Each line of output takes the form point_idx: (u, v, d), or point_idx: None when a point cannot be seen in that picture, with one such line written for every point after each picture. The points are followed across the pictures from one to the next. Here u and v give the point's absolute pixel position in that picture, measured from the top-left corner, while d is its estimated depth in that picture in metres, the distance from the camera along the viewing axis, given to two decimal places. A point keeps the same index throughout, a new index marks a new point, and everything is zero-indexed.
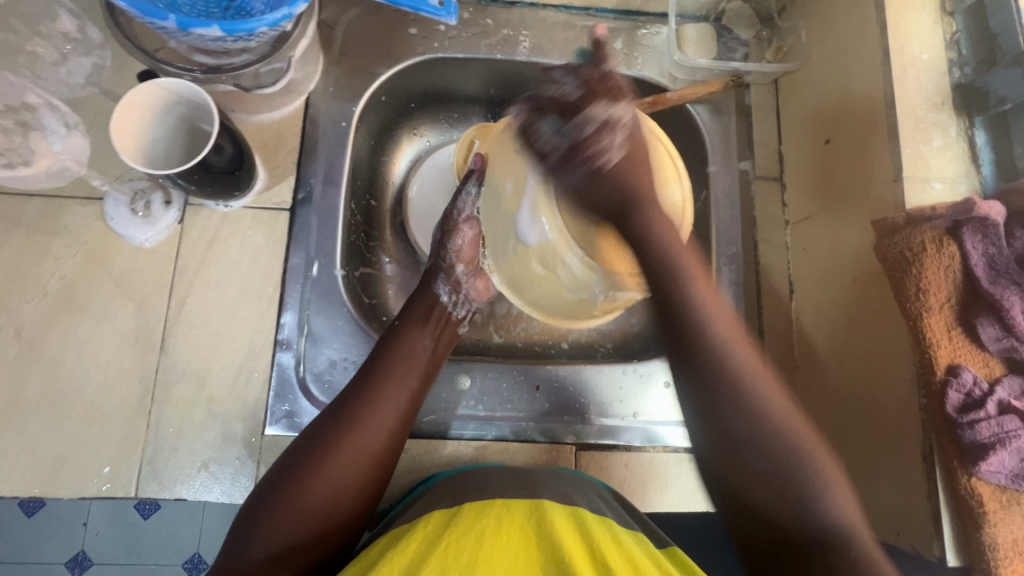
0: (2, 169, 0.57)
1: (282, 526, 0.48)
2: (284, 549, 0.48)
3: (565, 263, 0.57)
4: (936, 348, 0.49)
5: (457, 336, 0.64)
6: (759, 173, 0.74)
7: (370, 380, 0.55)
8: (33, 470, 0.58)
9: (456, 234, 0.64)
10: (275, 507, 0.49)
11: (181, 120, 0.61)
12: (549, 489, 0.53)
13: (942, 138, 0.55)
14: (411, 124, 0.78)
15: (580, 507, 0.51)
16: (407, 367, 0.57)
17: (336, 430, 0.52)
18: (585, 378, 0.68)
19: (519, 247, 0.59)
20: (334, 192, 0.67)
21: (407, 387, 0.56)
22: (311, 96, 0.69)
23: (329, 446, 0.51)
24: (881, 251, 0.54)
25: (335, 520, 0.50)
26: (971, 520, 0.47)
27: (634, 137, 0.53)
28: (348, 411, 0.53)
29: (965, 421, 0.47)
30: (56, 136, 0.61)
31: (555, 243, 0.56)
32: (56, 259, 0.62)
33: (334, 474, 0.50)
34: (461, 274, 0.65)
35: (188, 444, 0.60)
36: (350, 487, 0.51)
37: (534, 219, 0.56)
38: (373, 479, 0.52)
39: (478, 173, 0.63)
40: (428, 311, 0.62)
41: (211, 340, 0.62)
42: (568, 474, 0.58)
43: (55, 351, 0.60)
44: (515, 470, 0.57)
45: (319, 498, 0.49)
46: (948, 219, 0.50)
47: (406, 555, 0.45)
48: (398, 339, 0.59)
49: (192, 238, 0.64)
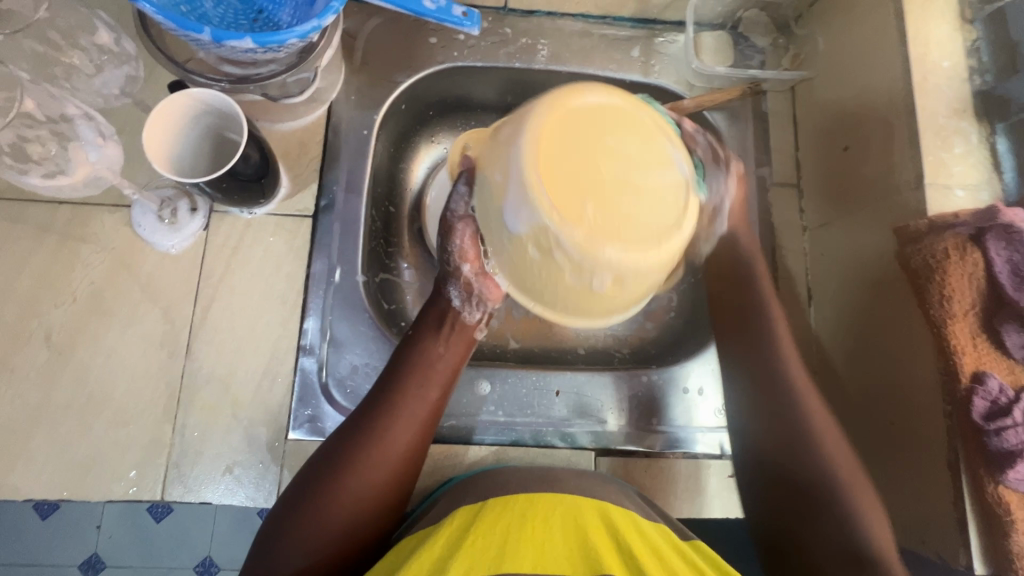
0: (41, 179, 0.61)
1: (303, 542, 0.49)
2: (308, 562, 0.49)
3: (563, 247, 0.45)
4: (961, 356, 0.49)
5: (473, 341, 0.61)
6: (777, 180, 0.74)
7: (385, 395, 0.55)
8: (62, 472, 0.59)
9: (454, 233, 0.56)
10: (299, 519, 0.50)
11: (209, 129, 0.62)
12: (575, 486, 0.54)
13: (964, 145, 0.55)
14: (430, 131, 0.79)
15: (607, 503, 0.51)
16: (422, 381, 0.56)
17: (354, 444, 0.52)
18: (604, 384, 0.68)
19: (511, 235, 0.48)
20: (355, 199, 0.68)
21: (424, 401, 0.55)
22: (333, 104, 0.70)
23: (347, 463, 0.51)
24: (904, 259, 0.55)
25: (358, 531, 0.51)
26: (998, 527, 0.47)
27: (610, 106, 0.49)
28: (365, 428, 0.53)
29: (992, 428, 0.47)
30: (91, 145, 0.63)
31: (545, 226, 0.45)
32: (85, 265, 0.63)
33: (353, 487, 0.51)
34: (469, 275, 0.57)
35: (212, 448, 0.61)
36: (370, 499, 0.51)
37: (517, 202, 0.46)
38: (392, 495, 0.53)
39: (468, 172, 0.55)
40: (439, 317, 0.59)
41: (236, 345, 0.63)
42: (591, 474, 0.58)
43: (84, 356, 0.61)
44: (539, 469, 0.57)
45: (338, 515, 0.50)
46: (971, 226, 0.50)
47: (434, 552, 0.45)
48: (411, 348, 0.57)
49: (217, 244, 0.65)
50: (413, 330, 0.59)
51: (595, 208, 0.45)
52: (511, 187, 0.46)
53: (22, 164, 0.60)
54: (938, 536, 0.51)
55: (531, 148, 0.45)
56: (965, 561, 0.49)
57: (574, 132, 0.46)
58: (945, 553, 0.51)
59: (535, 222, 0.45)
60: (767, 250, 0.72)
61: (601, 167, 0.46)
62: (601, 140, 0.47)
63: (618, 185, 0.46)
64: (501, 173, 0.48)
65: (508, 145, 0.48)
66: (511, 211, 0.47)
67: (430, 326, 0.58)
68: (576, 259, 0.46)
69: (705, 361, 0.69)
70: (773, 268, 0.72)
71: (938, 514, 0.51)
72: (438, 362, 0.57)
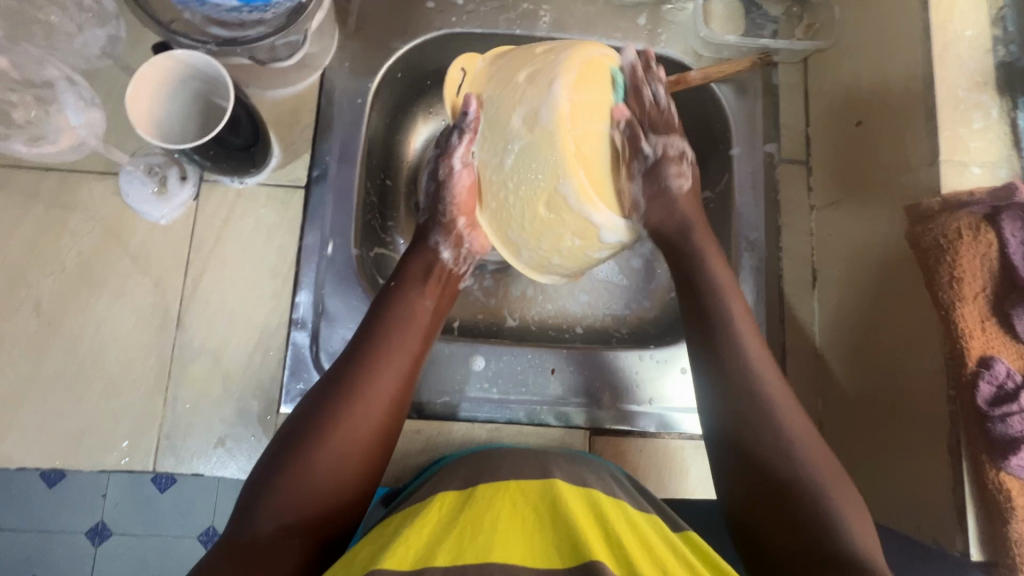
0: (26, 145, 0.58)
1: (294, 495, 0.46)
2: (300, 515, 0.46)
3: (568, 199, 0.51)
4: (968, 339, 0.48)
5: (455, 292, 0.63)
6: (785, 156, 0.72)
7: (370, 344, 0.54)
8: (54, 441, 0.58)
9: (451, 183, 0.60)
10: (285, 473, 0.47)
11: (197, 95, 0.59)
12: (563, 471, 0.53)
13: (983, 120, 0.52)
14: (427, 102, 0.76)
15: (594, 489, 0.50)
16: (410, 329, 0.56)
17: (344, 390, 0.51)
18: (601, 363, 0.67)
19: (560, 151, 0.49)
20: (349, 170, 0.66)
21: (408, 350, 0.55)
22: (326, 72, 0.68)
23: (335, 418, 0.49)
24: (913, 239, 0.52)
25: (349, 486, 0.49)
26: (998, 513, 0.45)
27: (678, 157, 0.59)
28: (352, 376, 0.52)
29: (996, 414, 0.45)
30: (74, 111, 0.61)
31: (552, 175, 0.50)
32: (74, 234, 0.62)
33: (345, 436, 0.49)
34: (461, 228, 0.61)
35: (204, 420, 0.60)
36: (360, 452, 0.49)
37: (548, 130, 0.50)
38: (381, 446, 0.51)
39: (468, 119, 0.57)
40: (426, 270, 0.60)
41: (226, 317, 0.62)
42: (580, 456, 0.58)
43: (72, 326, 0.61)
44: (530, 451, 0.57)
45: (325, 470, 0.48)
46: (987, 205, 0.48)
47: (424, 533, 0.44)
48: (400, 299, 0.57)
49: (208, 215, 0.64)
50: (396, 280, 0.59)
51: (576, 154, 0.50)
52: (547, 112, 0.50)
53: (3, 130, 0.58)
54: (934, 521, 0.50)
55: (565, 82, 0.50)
56: (962, 547, 0.47)
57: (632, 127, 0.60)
58: (940, 537, 0.50)
59: (558, 149, 0.49)
60: (771, 229, 0.70)
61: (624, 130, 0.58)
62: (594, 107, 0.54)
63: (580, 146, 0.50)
64: (505, 159, 0.53)
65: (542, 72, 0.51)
66: (512, 155, 0.52)
67: (416, 276, 0.60)
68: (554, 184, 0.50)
69: None
70: (777, 248, 0.70)
71: (937, 499, 0.50)
72: (418, 311, 0.57)
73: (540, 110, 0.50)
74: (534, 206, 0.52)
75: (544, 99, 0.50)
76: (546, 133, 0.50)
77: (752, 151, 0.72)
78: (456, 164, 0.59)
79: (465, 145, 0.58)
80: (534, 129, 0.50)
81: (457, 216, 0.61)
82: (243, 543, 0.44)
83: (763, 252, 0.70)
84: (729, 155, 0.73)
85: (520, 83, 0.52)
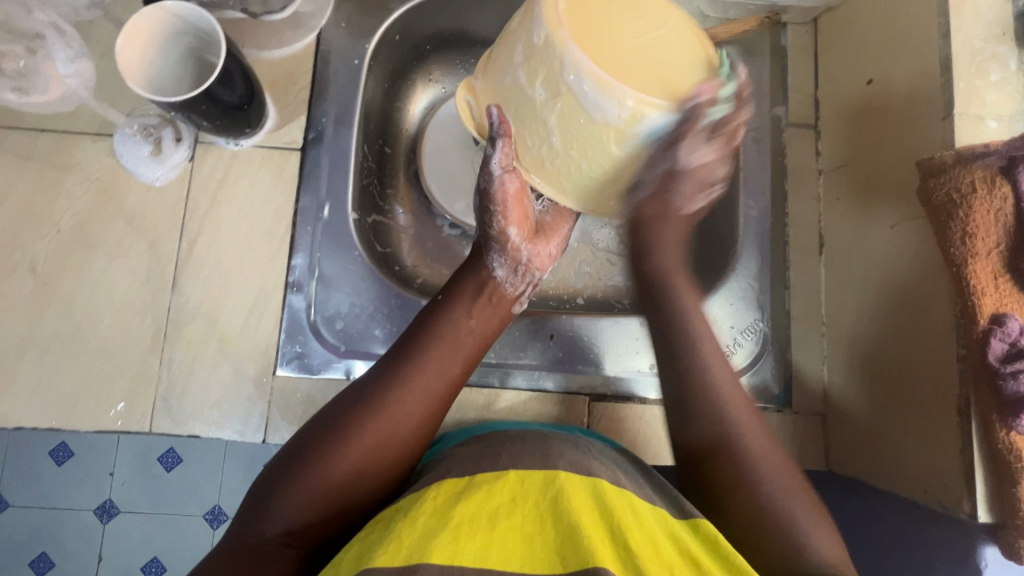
0: (16, 97, 0.61)
1: (302, 501, 0.46)
2: (301, 522, 0.46)
3: (647, 111, 0.47)
4: (980, 296, 0.46)
5: (510, 314, 0.60)
6: (793, 120, 0.70)
7: (408, 360, 0.53)
8: (49, 402, 0.58)
9: (497, 195, 0.56)
10: (297, 478, 0.47)
11: (188, 52, 0.58)
12: (566, 459, 0.49)
13: (1001, 72, 0.50)
14: (425, 69, 0.75)
15: (601, 479, 0.46)
16: (448, 349, 0.54)
17: (369, 403, 0.50)
18: (600, 329, 0.66)
19: (620, 107, 0.47)
20: (346, 133, 0.66)
21: (445, 371, 0.53)
22: (322, 32, 0.67)
23: (359, 429, 0.49)
24: (925, 194, 0.50)
25: (355, 499, 0.48)
26: (1007, 473, 0.44)
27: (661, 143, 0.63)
28: (386, 392, 0.51)
29: (1008, 371, 0.44)
30: (64, 61, 0.62)
31: (635, 109, 0.47)
32: (69, 196, 0.62)
33: (362, 448, 0.48)
34: (517, 241, 0.59)
35: (201, 382, 0.60)
36: (374, 468, 0.48)
37: (602, 86, 0.46)
38: (399, 465, 0.50)
39: (503, 125, 0.53)
40: (477, 289, 0.58)
41: (222, 281, 0.62)
42: (581, 439, 0.55)
43: (67, 287, 0.60)
44: (529, 434, 0.54)
45: (341, 474, 0.47)
46: (1003, 155, 0.46)
47: (415, 529, 0.41)
48: (441, 314, 0.56)
49: (203, 177, 0.63)
50: (444, 296, 0.58)
51: (631, 76, 0.47)
52: (586, 85, 0.46)
53: None
54: (941, 484, 0.49)
55: (561, 34, 0.46)
56: (970, 509, 0.46)
57: (596, 38, 0.47)
58: (949, 502, 0.49)
59: (591, 79, 0.46)
60: (778, 194, 0.69)
61: (619, 54, 0.47)
62: (615, 37, 0.48)
63: (631, 76, 0.47)
64: (551, 139, 0.51)
65: (532, 52, 0.48)
66: (556, 136, 0.51)
67: (468, 290, 0.58)
68: (620, 130, 0.48)
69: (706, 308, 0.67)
70: (784, 214, 0.68)
71: (944, 463, 0.49)
72: (462, 331, 0.55)
73: (561, 70, 0.47)
74: (606, 144, 0.50)
75: (550, 56, 0.47)
76: (571, 98, 0.47)
77: (759, 115, 0.70)
78: (497, 173, 0.55)
79: (502, 151, 0.54)
80: (558, 94, 0.48)
81: (508, 228, 0.58)
82: (247, 538, 0.45)
83: (769, 219, 0.68)
84: None
85: (519, 61, 0.50)
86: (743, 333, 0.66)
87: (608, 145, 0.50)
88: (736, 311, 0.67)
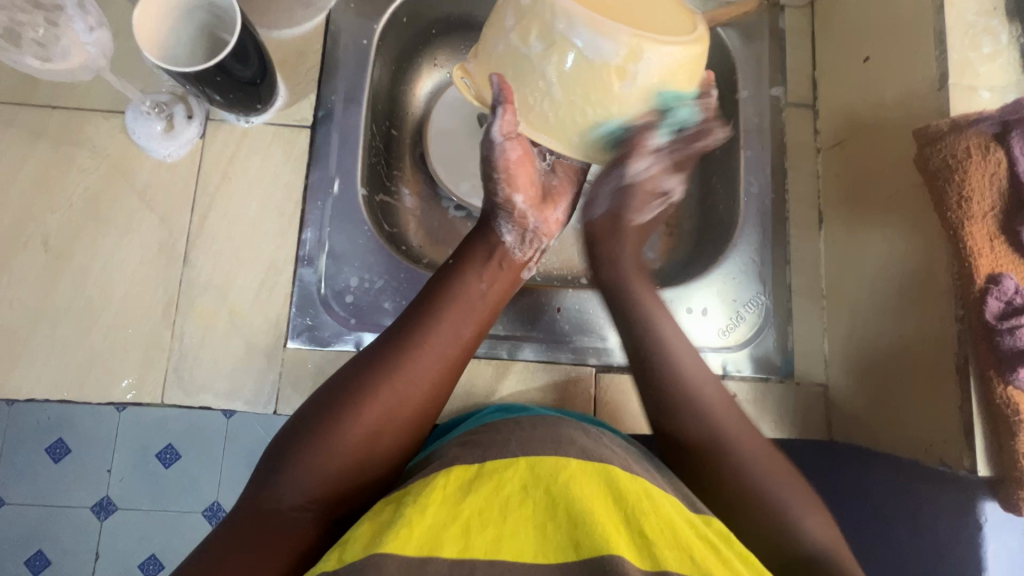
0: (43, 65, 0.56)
1: (316, 466, 0.44)
2: (318, 489, 0.44)
3: (644, 54, 0.47)
4: (977, 256, 0.48)
5: (519, 281, 0.59)
6: (792, 100, 0.72)
7: (419, 322, 0.51)
8: (63, 373, 0.59)
9: (502, 161, 0.57)
10: (309, 444, 0.45)
11: (202, 27, 0.59)
12: (577, 447, 0.45)
13: (992, 45, 0.51)
14: (431, 53, 0.76)
15: (613, 467, 0.43)
16: (460, 312, 0.53)
17: (380, 366, 0.48)
18: (606, 303, 0.67)
19: (616, 48, 0.47)
20: (355, 111, 0.67)
21: (457, 334, 0.52)
22: (331, 13, 0.68)
23: (372, 391, 0.47)
24: (921, 162, 0.52)
25: (372, 465, 0.46)
26: (1005, 428, 0.46)
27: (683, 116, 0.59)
28: (396, 354, 0.49)
29: (1005, 327, 0.45)
30: (84, 29, 0.58)
31: (633, 50, 0.47)
32: (80, 171, 0.62)
33: (375, 411, 0.46)
34: (522, 207, 0.60)
35: (212, 354, 0.61)
36: (389, 431, 0.47)
37: (595, 29, 0.46)
38: (415, 428, 0.48)
39: (504, 90, 0.52)
40: (488, 253, 0.57)
41: (233, 255, 0.63)
42: (592, 427, 0.52)
43: (78, 261, 0.61)
44: (539, 419, 0.50)
45: (355, 439, 0.45)
46: (996, 121, 0.48)
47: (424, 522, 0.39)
48: (453, 278, 0.55)
49: (213, 153, 0.64)
50: (455, 261, 0.56)
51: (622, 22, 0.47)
52: (579, 30, 0.46)
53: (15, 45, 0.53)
54: (941, 442, 0.51)
55: None
56: (969, 464, 0.48)
57: None
58: (948, 458, 0.50)
59: (585, 24, 0.46)
60: (777, 172, 0.70)
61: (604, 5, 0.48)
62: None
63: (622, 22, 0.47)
64: (551, 92, 0.51)
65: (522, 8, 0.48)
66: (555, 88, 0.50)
67: (480, 255, 0.57)
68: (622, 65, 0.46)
69: (710, 280, 0.68)
70: (784, 192, 0.70)
71: (944, 422, 0.51)
72: (472, 292, 0.54)
73: (552, 18, 0.47)
74: (607, 89, 0.49)
75: (541, 9, 0.47)
76: (566, 46, 0.47)
77: (759, 95, 0.72)
78: (498, 140, 0.56)
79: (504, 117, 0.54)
80: (553, 44, 0.48)
81: (514, 195, 0.59)
82: (260, 509, 0.43)
83: (769, 196, 0.70)
84: (735, 99, 0.73)
85: (509, 26, 0.50)
86: (746, 306, 0.67)
87: (610, 89, 0.49)
88: (738, 285, 0.68)
